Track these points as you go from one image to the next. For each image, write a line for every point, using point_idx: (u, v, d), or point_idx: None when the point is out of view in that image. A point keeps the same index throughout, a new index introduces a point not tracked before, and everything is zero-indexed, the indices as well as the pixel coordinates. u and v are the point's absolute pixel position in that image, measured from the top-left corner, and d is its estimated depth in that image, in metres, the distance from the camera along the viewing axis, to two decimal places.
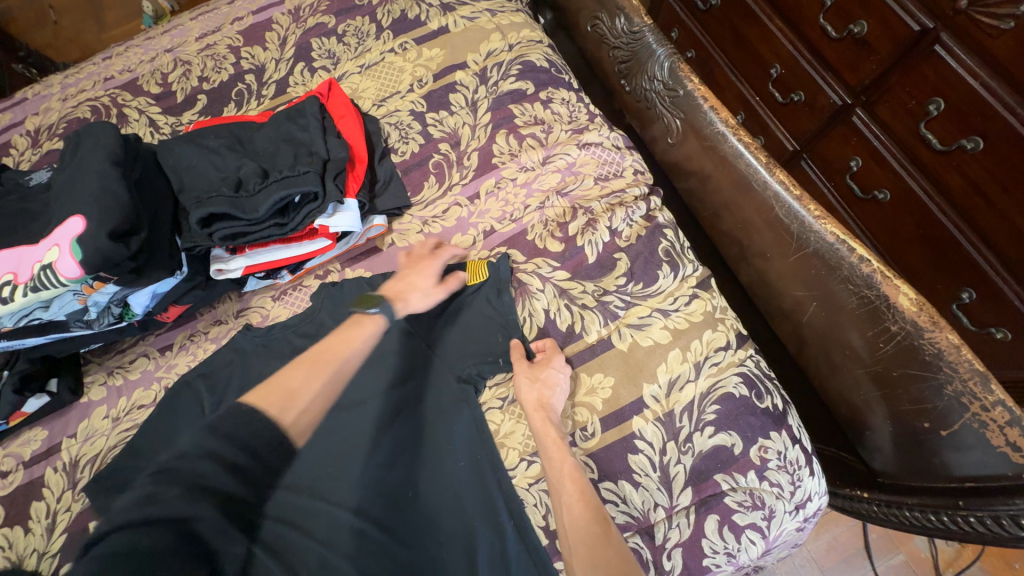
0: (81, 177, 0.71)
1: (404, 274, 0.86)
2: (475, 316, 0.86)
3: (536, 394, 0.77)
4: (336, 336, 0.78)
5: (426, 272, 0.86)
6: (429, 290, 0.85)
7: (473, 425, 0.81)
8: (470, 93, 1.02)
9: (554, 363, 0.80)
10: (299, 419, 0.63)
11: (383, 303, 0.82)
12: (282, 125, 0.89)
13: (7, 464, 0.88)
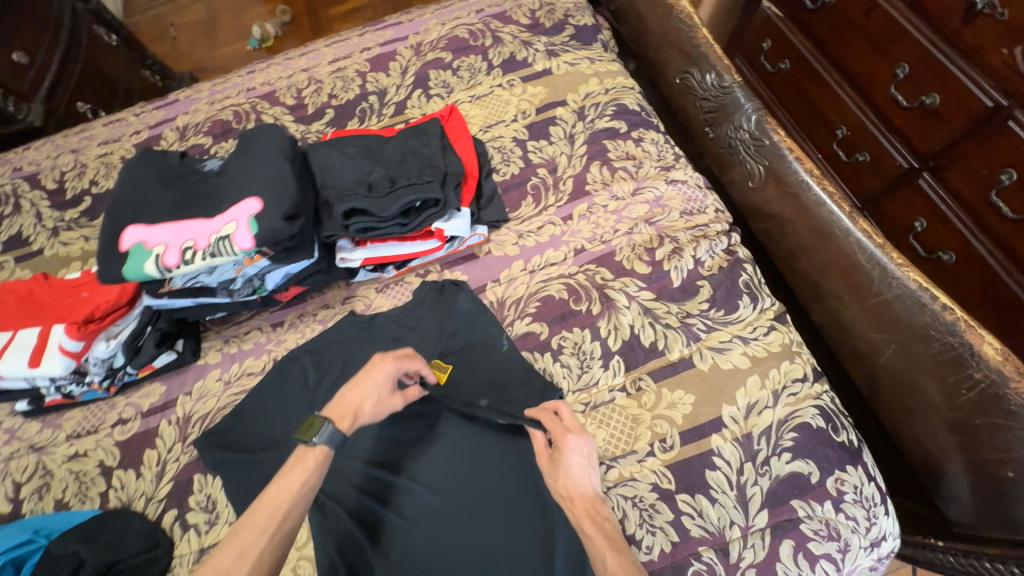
0: (257, 166, 0.83)
1: (357, 384, 0.77)
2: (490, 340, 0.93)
3: (569, 471, 0.74)
4: (277, 485, 0.66)
5: (381, 380, 0.77)
6: (385, 398, 0.78)
7: None
8: (568, 127, 1.14)
9: (571, 444, 0.75)
10: None
11: (328, 427, 0.70)
12: (408, 141, 1.02)
13: (127, 412, 0.97)
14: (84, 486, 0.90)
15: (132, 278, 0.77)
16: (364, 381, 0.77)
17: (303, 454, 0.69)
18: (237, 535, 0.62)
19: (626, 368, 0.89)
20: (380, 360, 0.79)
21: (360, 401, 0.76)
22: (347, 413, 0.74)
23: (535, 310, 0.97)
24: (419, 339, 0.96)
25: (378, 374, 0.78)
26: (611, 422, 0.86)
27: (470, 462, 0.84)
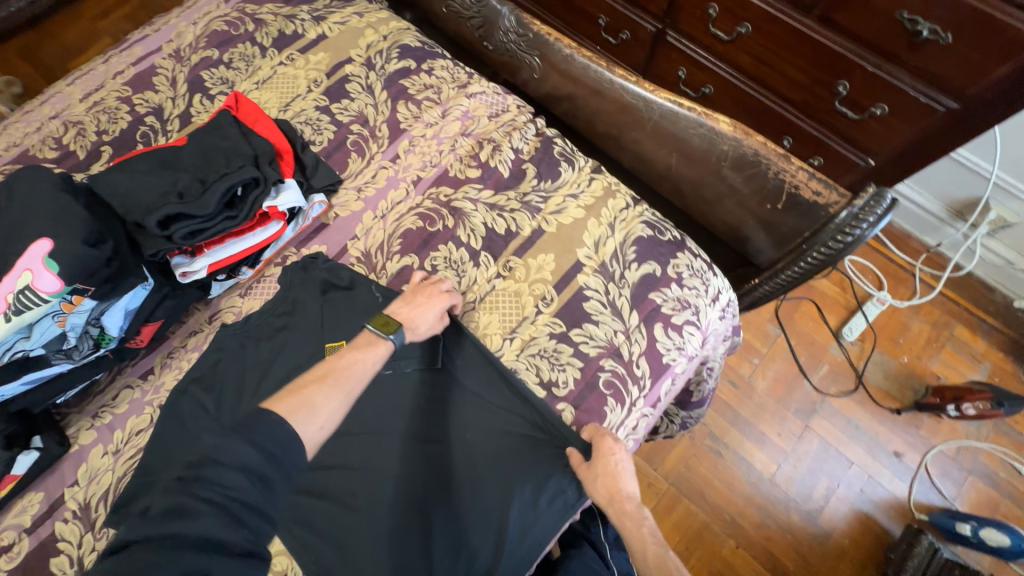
0: (32, 210, 0.76)
1: (415, 303, 0.90)
2: (362, 299, 0.97)
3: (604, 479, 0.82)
4: (352, 357, 0.82)
5: (438, 308, 0.90)
6: (435, 325, 0.90)
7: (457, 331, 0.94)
8: (363, 80, 1.18)
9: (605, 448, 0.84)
10: (315, 435, 0.71)
11: (400, 331, 0.85)
12: (202, 140, 0.98)
13: (8, 538, 0.85)
14: None
15: None
16: (424, 299, 0.91)
17: (376, 345, 0.84)
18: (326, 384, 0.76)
19: (494, 258, 1.00)
20: (438, 293, 0.93)
21: (418, 313, 0.89)
22: (408, 320, 0.88)
23: (400, 246, 1.02)
24: (301, 318, 0.96)
25: (436, 298, 0.91)
26: (499, 304, 0.97)
27: (400, 407, 0.90)
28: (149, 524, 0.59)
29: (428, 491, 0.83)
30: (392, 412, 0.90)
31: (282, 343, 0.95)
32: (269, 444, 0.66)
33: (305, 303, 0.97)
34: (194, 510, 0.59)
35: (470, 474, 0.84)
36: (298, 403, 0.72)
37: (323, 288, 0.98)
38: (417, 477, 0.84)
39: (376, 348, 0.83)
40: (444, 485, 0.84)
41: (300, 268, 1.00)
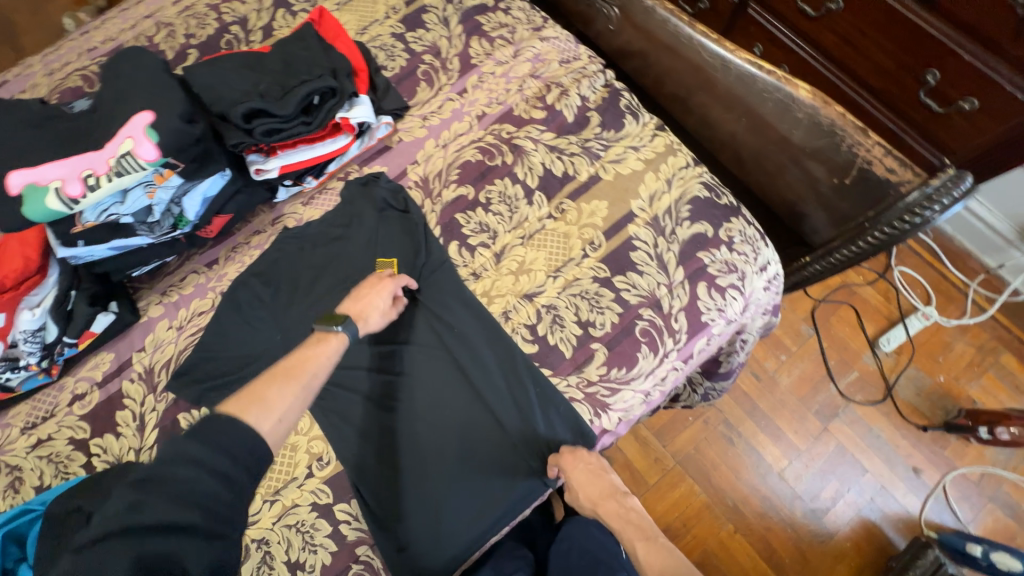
0: (135, 86, 0.82)
1: (362, 295, 0.88)
2: (400, 224, 1.01)
3: (584, 480, 0.87)
4: (300, 354, 0.79)
5: (382, 295, 0.89)
6: (386, 311, 0.90)
7: (433, 284, 0.97)
8: (440, 12, 1.19)
9: (574, 465, 0.85)
10: (276, 427, 0.69)
11: (347, 321, 0.83)
12: (286, 48, 1.02)
13: (81, 387, 0.95)
14: (63, 465, 0.90)
15: (37, 219, 0.75)
16: (375, 292, 0.89)
17: (325, 343, 0.80)
18: (275, 380, 0.73)
19: (547, 198, 1.02)
20: (378, 280, 0.90)
21: (367, 307, 0.87)
22: (363, 316, 0.86)
23: (458, 177, 1.05)
24: (358, 231, 1.01)
25: (380, 289, 0.89)
26: (548, 243, 0.99)
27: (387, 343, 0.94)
28: (99, 522, 0.56)
29: (420, 446, 0.88)
30: (402, 360, 0.93)
31: (336, 252, 1.00)
32: (227, 444, 0.63)
33: (363, 217, 1.02)
34: (150, 504, 0.56)
35: (464, 436, 0.88)
36: (249, 400, 0.69)
37: (380, 207, 1.02)
38: (402, 410, 0.90)
39: (326, 343, 0.81)
40: (425, 422, 0.89)
41: (362, 184, 1.05)
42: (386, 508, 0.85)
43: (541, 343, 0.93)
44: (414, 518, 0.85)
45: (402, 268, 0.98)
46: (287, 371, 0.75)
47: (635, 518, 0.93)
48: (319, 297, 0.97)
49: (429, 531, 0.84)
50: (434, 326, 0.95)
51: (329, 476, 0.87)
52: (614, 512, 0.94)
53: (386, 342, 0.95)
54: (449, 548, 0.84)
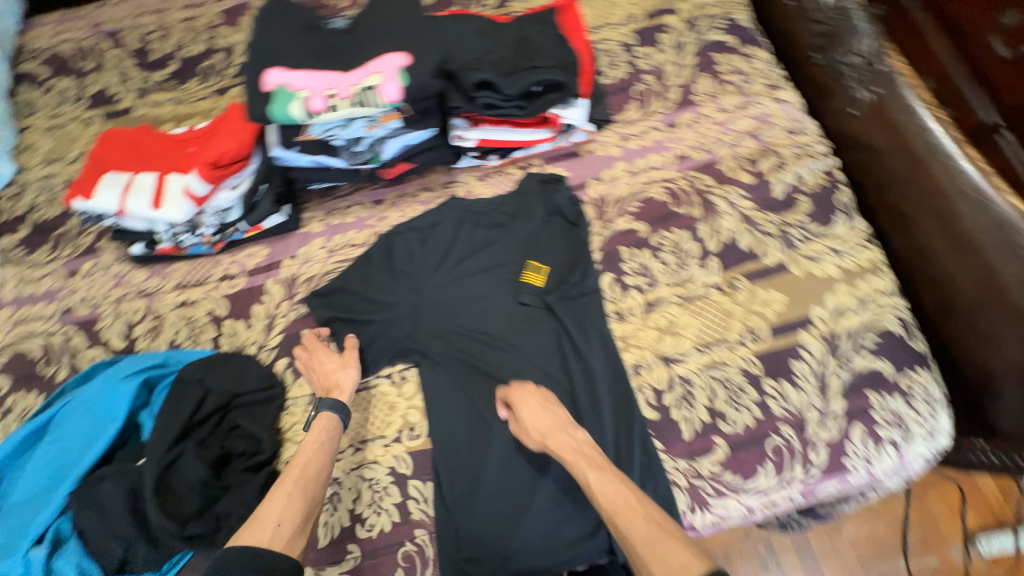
0: (395, 26, 0.84)
1: (321, 368, 0.90)
2: (564, 234, 0.99)
3: (533, 415, 0.80)
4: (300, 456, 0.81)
5: (321, 356, 0.91)
6: (355, 367, 0.90)
7: (570, 306, 0.93)
8: (678, 36, 1.13)
9: (523, 398, 0.82)
10: (278, 531, 0.69)
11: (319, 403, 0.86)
12: (526, 28, 1.01)
13: (233, 269, 1.02)
14: (196, 331, 0.98)
15: (277, 120, 0.79)
16: (327, 362, 0.91)
17: (310, 433, 0.83)
18: (277, 490, 0.75)
19: (722, 267, 0.95)
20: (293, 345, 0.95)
21: (331, 376, 0.89)
22: (336, 386, 0.87)
23: (636, 210, 1.01)
24: (522, 227, 1.00)
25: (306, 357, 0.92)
26: (705, 314, 0.92)
27: (507, 347, 0.92)
28: None
29: (506, 459, 0.86)
30: (519, 368, 0.90)
31: (494, 238, 1.00)
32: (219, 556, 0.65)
33: (532, 214, 1.01)
34: None
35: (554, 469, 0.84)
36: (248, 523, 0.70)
37: (550, 211, 1.01)
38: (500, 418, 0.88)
39: (313, 433, 0.83)
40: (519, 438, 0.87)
41: (541, 181, 1.03)
42: (456, 502, 0.84)
43: (662, 414, 0.86)
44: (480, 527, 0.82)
45: (551, 278, 0.96)
46: (286, 479, 0.77)
47: (584, 450, 0.76)
48: (464, 274, 0.97)
49: (491, 546, 0.82)
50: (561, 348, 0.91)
51: (415, 449, 0.87)
52: (569, 451, 0.76)
53: (509, 345, 0.92)
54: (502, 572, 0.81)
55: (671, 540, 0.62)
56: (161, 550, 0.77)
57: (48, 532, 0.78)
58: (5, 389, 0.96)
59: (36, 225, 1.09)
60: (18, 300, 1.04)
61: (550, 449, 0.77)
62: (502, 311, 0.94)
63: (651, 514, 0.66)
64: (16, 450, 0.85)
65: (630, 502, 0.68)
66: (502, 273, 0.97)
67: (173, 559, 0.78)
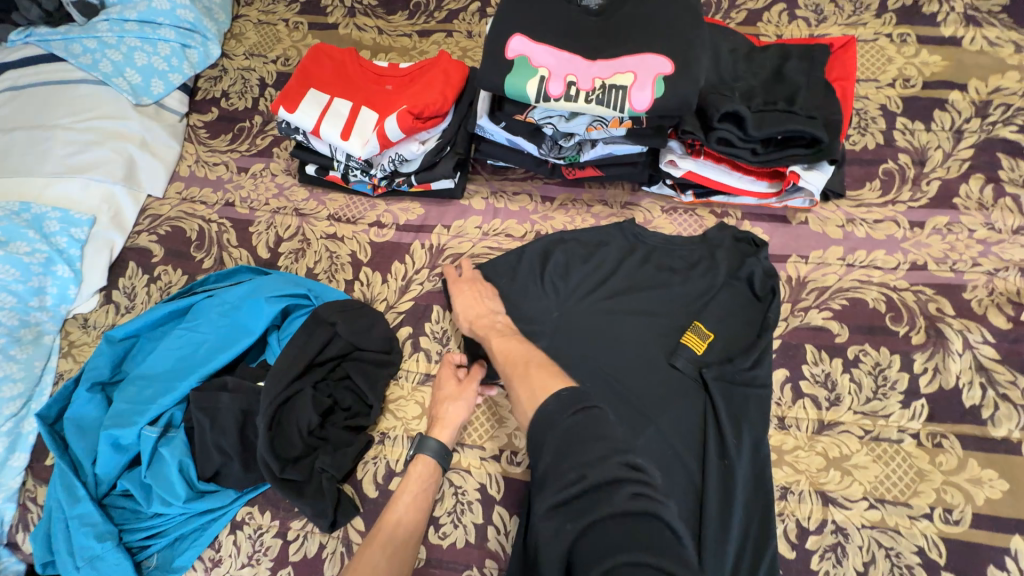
0: (661, 23, 0.72)
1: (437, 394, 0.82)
2: (743, 304, 0.85)
3: (464, 300, 0.86)
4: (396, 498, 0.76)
5: (443, 380, 0.83)
6: (464, 403, 0.80)
7: (725, 389, 0.79)
8: (959, 119, 0.92)
9: (462, 289, 0.87)
10: None
11: (420, 438, 0.80)
12: (787, 61, 0.86)
13: (386, 219, 0.99)
14: (334, 267, 0.96)
15: (506, 92, 0.72)
16: (444, 388, 0.82)
17: (410, 474, 0.78)
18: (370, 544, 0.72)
19: (929, 416, 0.77)
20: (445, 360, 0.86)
21: (439, 407, 0.81)
22: (439, 421, 0.80)
23: (839, 308, 0.84)
24: (697, 280, 0.87)
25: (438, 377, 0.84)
26: (889, 462, 0.76)
27: (641, 409, 0.79)
28: None
29: None
30: (649, 440, 0.77)
31: (661, 281, 0.88)
32: None
33: (714, 270, 0.87)
34: None
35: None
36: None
37: (734, 272, 0.87)
38: None
39: (410, 473, 0.78)
40: None
41: (736, 237, 0.89)
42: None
43: (800, 556, 0.73)
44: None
45: (715, 351, 0.83)
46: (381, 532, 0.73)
47: (501, 330, 0.82)
48: (615, 309, 0.87)
49: None
50: (698, 429, 0.78)
51: (513, 476, 0.81)
52: (486, 329, 0.82)
53: (643, 410, 0.80)
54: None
55: (541, 373, 0.69)
56: (253, 476, 0.79)
57: (164, 415, 0.81)
58: (157, 258, 1.01)
59: (223, 112, 1.13)
60: (189, 178, 1.08)
61: (478, 330, 0.83)
62: (644, 365, 0.83)
63: (532, 359, 0.73)
64: (156, 322, 0.89)
65: (521, 357, 0.75)
66: (660, 324, 0.85)
67: (254, 486, 0.81)
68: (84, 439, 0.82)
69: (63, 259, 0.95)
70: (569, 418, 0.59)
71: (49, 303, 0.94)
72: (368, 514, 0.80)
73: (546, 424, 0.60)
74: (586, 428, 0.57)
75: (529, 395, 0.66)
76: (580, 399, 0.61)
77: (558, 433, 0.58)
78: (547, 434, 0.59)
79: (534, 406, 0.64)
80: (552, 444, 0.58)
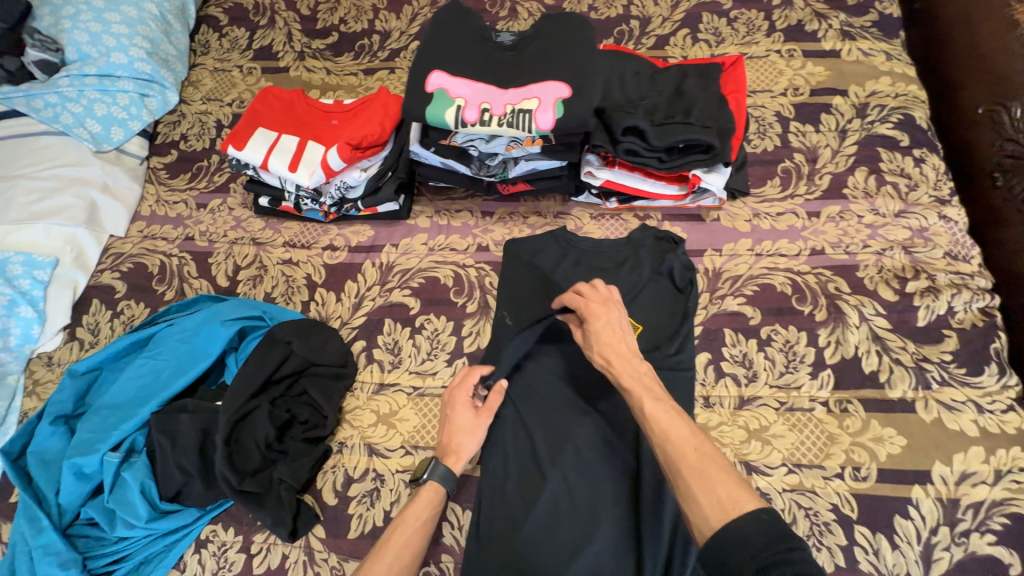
0: (563, 54, 0.83)
1: (452, 423, 0.83)
2: (666, 296, 0.94)
3: (603, 334, 0.78)
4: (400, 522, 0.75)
5: (462, 406, 0.83)
6: (477, 429, 0.82)
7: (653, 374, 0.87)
8: (842, 120, 1.04)
9: (600, 316, 0.79)
10: None
11: (433, 463, 0.79)
12: (686, 79, 0.97)
13: (338, 242, 1.06)
14: (290, 290, 1.02)
15: (428, 121, 0.81)
16: (460, 417, 0.83)
17: (417, 500, 0.77)
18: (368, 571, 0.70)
19: (835, 384, 0.85)
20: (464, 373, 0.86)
21: (455, 437, 0.81)
22: (454, 451, 0.80)
23: (751, 293, 0.93)
24: (624, 277, 0.95)
25: (455, 400, 0.84)
26: (804, 429, 0.83)
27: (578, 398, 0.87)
28: None
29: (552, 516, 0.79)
30: (587, 426, 0.84)
31: (592, 281, 0.95)
32: None
33: (639, 267, 0.96)
34: None
35: (602, 548, 0.77)
36: None
37: (657, 268, 0.95)
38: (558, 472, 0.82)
39: (418, 498, 0.77)
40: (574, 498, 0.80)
41: (658, 236, 0.98)
42: (492, 547, 0.79)
43: None
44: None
45: (643, 340, 0.90)
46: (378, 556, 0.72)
47: (648, 383, 0.72)
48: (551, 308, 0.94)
49: None
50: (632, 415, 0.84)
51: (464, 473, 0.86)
52: (633, 380, 0.73)
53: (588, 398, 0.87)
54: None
55: (720, 472, 0.60)
56: (214, 492, 0.82)
57: (126, 441, 0.85)
58: (120, 294, 1.05)
59: (182, 153, 1.20)
60: (150, 217, 1.13)
61: (619, 377, 0.74)
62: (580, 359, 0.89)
63: (706, 449, 0.63)
64: (120, 353, 0.94)
65: (677, 425, 0.66)
66: None
67: (216, 503, 0.84)
68: (47, 471, 0.85)
69: (26, 300, 0.99)
70: (776, 553, 0.52)
71: (13, 343, 0.98)
72: (328, 521, 0.84)
73: (740, 550, 0.53)
74: (797, 574, 0.50)
75: (713, 505, 0.58)
76: (785, 532, 0.54)
77: (754, 565, 0.52)
78: (744, 567, 0.52)
79: (720, 523, 0.56)
80: (746, 569, 0.52)
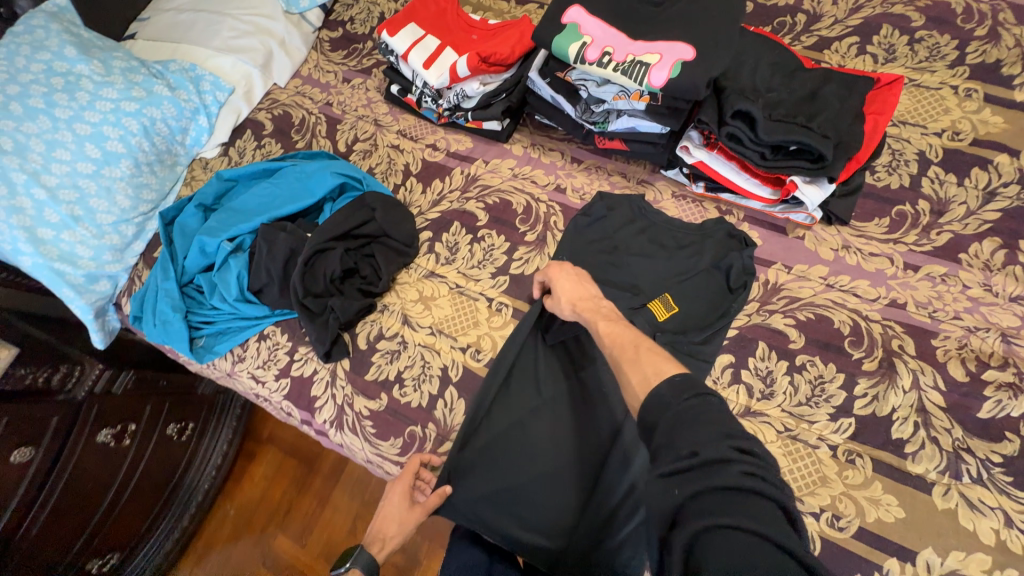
0: (703, 21, 0.83)
1: (386, 512, 0.86)
2: (714, 290, 0.94)
3: (567, 287, 0.87)
4: None
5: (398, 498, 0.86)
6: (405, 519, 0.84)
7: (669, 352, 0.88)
8: (996, 181, 0.91)
9: (561, 275, 0.88)
10: None
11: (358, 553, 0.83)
12: (828, 84, 0.91)
13: (440, 144, 1.18)
14: (389, 171, 1.17)
15: (553, 50, 0.87)
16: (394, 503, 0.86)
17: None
18: None
19: (853, 434, 0.82)
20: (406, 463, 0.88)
21: (386, 526, 0.85)
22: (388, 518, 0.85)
23: (802, 318, 0.90)
24: (679, 258, 0.96)
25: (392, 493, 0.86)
26: (797, 459, 0.81)
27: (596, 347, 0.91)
28: None
29: (528, 428, 0.88)
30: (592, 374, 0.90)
31: (647, 251, 0.98)
32: None
33: (700, 254, 0.96)
34: None
35: (559, 474, 0.85)
36: None
37: (717, 262, 0.95)
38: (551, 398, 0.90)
39: None
40: (554, 426, 0.88)
41: (731, 232, 0.97)
42: (471, 429, 0.88)
43: None
44: (471, 476, 0.86)
45: (674, 320, 0.92)
46: None
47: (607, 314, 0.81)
48: (598, 261, 0.98)
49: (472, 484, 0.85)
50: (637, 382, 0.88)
51: (470, 368, 0.96)
52: (592, 311, 0.81)
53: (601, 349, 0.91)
54: (467, 521, 0.84)
55: (653, 356, 0.66)
56: (284, 300, 1.02)
57: (239, 238, 1.07)
58: (267, 131, 1.28)
59: (346, 33, 1.38)
60: (306, 78, 1.34)
61: (584, 312, 0.82)
62: None
63: (643, 343, 0.70)
64: (254, 175, 1.17)
65: (628, 338, 0.72)
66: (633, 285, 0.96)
67: (282, 311, 1.05)
68: (183, 240, 1.10)
69: (204, 113, 1.24)
70: (683, 401, 0.55)
71: (187, 142, 1.23)
72: (354, 359, 1.01)
73: (658, 405, 0.57)
74: (700, 409, 0.54)
75: (641, 379, 0.63)
76: (696, 383, 0.57)
77: (671, 414, 0.55)
78: (660, 417, 0.56)
79: (645, 391, 0.61)
80: (665, 421, 0.55)
